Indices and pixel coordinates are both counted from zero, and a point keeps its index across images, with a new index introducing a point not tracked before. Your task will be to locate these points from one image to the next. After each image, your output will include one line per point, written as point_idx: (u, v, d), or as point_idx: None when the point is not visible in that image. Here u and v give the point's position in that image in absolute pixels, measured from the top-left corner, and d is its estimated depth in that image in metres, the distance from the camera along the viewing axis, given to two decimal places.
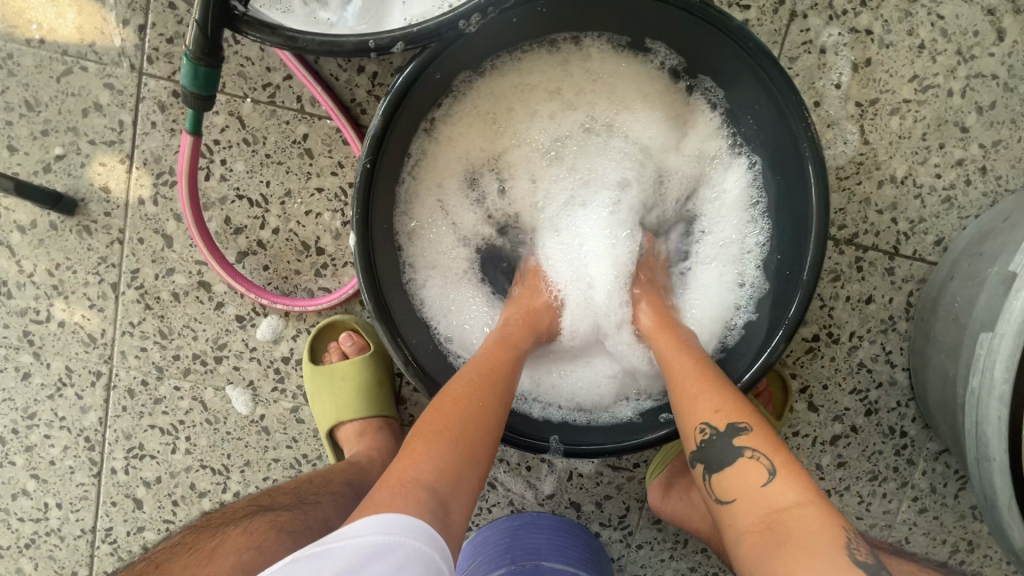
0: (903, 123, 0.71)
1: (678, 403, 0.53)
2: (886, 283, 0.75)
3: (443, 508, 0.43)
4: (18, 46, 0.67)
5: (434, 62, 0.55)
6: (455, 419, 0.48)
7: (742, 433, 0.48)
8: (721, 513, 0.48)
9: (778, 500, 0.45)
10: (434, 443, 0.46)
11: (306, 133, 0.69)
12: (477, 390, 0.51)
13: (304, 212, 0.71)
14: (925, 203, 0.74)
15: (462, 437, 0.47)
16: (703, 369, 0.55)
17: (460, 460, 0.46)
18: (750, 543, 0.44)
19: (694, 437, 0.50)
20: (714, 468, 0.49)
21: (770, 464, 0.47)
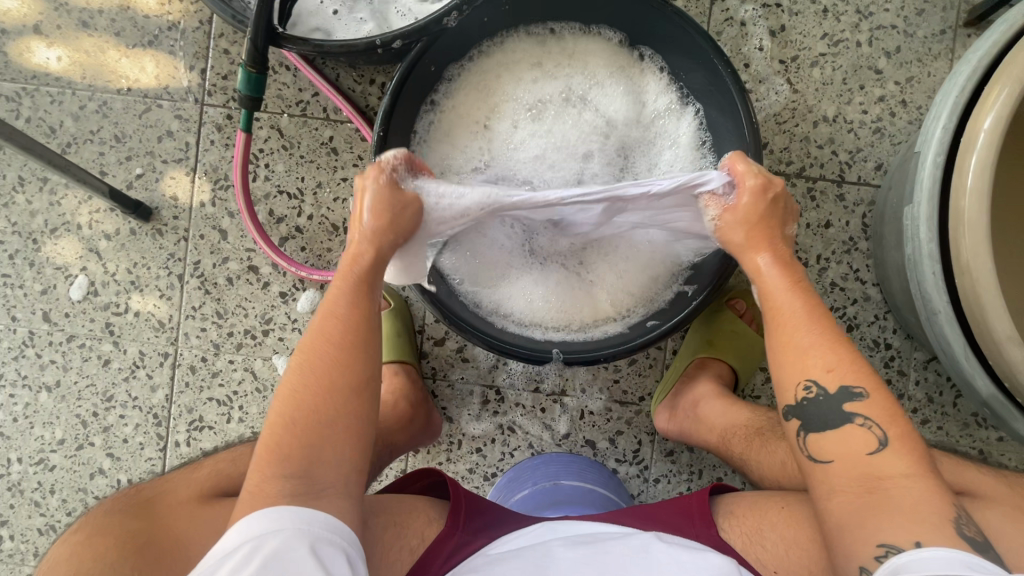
0: (824, 73, 0.85)
1: (781, 352, 0.54)
2: (839, 208, 0.85)
3: (313, 484, 0.46)
4: (111, 95, 0.86)
5: (427, 53, 0.72)
6: (298, 404, 0.49)
7: (848, 399, 0.50)
8: (810, 469, 0.51)
9: (884, 468, 0.47)
10: (274, 444, 0.47)
11: (332, 136, 0.85)
12: (313, 365, 0.51)
13: (332, 199, 0.86)
14: (859, 136, 0.85)
15: (303, 429, 0.48)
16: (813, 316, 0.54)
17: (302, 450, 0.47)
18: (846, 501, 0.48)
19: (797, 393, 0.52)
20: (812, 428, 0.51)
21: (882, 436, 0.48)
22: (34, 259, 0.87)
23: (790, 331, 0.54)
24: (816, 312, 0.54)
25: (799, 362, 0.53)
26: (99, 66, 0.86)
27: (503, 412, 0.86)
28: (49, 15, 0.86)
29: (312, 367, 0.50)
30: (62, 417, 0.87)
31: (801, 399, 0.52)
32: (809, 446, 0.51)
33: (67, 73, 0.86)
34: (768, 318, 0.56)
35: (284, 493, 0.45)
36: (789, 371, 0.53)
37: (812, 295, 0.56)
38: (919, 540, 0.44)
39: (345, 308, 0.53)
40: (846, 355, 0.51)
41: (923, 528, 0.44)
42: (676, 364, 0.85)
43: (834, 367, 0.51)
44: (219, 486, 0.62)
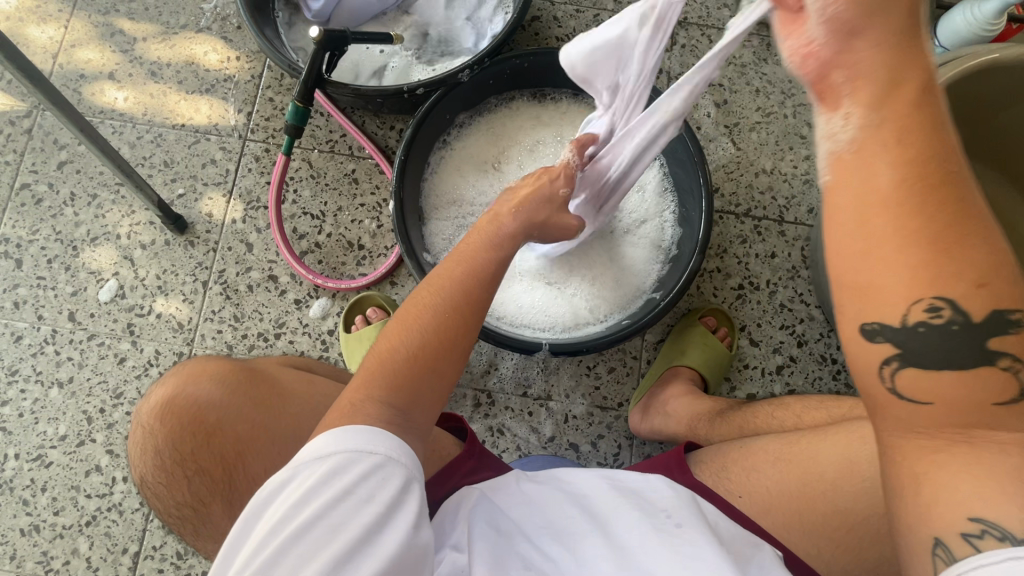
0: (760, 136, 1.05)
1: (906, 239, 0.32)
2: (782, 242, 1.01)
3: (402, 417, 0.49)
4: (166, 129, 1.01)
5: (443, 100, 0.89)
6: (412, 341, 0.52)
7: (998, 335, 0.33)
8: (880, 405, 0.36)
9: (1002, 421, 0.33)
10: (381, 368, 0.51)
11: (354, 168, 1.00)
12: (441, 304, 0.54)
13: (350, 221, 0.99)
14: (793, 185, 1.03)
15: (406, 361, 0.51)
16: (919, 214, 0.32)
17: (405, 379, 0.50)
18: (933, 455, 0.34)
19: (918, 312, 0.33)
20: (921, 362, 0.34)
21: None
22: (71, 263, 0.96)
23: (942, 206, 0.32)
24: (948, 191, 0.32)
25: (921, 273, 0.32)
26: (160, 106, 1.02)
27: (494, 414, 0.93)
28: (123, 65, 1.03)
29: (440, 304, 0.54)
30: (68, 413, 0.91)
31: (919, 323, 0.33)
32: (895, 377, 0.35)
33: (131, 110, 1.02)
34: (868, 204, 0.33)
35: (375, 413, 0.48)
36: (869, 279, 0.33)
37: (972, 191, 0.33)
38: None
39: (470, 268, 0.57)
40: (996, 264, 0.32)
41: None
42: (651, 372, 0.95)
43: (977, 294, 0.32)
44: (290, 364, 0.75)
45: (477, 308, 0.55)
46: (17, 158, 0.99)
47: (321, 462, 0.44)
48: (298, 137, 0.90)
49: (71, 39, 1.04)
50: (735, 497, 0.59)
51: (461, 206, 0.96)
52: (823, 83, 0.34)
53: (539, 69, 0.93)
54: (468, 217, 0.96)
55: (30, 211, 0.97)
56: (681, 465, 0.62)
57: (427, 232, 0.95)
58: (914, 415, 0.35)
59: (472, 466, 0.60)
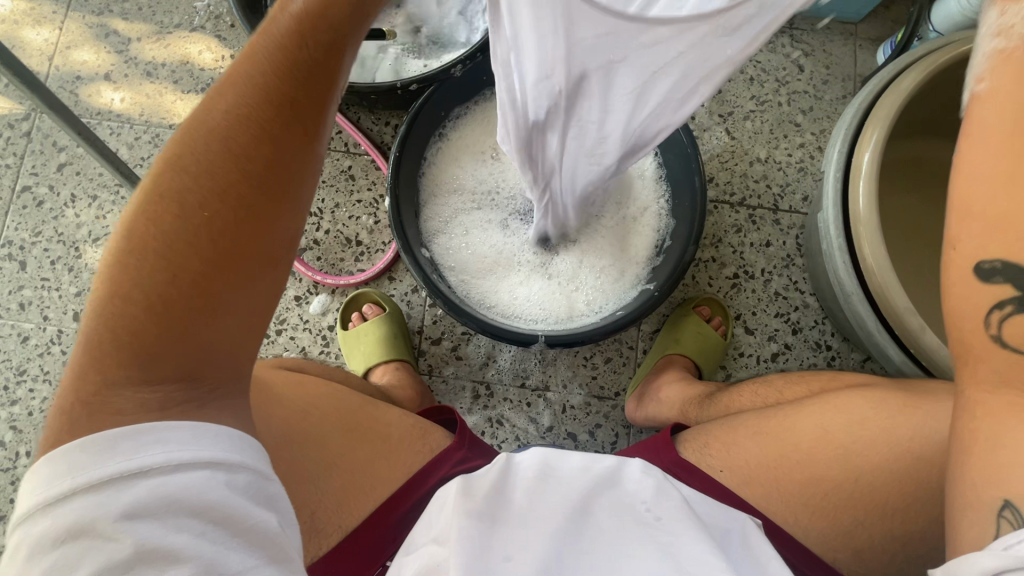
0: (754, 124, 1.05)
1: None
2: (777, 230, 1.02)
3: (187, 388, 0.41)
4: (163, 129, 1.02)
5: (437, 96, 0.89)
6: (145, 283, 0.40)
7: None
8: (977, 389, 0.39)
9: None
10: (119, 331, 0.40)
11: (350, 165, 1.01)
12: (174, 230, 0.41)
13: (347, 217, 1.00)
14: (787, 173, 1.04)
15: (147, 310, 0.40)
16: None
17: (153, 334, 0.40)
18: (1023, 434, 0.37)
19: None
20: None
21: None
22: (74, 264, 0.97)
23: None
24: None
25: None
26: (157, 106, 1.03)
27: (493, 406, 0.94)
28: (119, 66, 1.04)
29: (176, 225, 0.41)
30: None
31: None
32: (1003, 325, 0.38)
33: (128, 111, 1.02)
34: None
35: (136, 397, 0.40)
36: (967, 188, 0.38)
37: None
38: None
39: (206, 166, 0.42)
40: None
41: None
42: (647, 360, 0.96)
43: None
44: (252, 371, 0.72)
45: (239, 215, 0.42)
46: (17, 160, 1.00)
47: (82, 501, 0.36)
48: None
49: (66, 40, 1.04)
50: (717, 472, 0.59)
51: (464, 187, 0.97)
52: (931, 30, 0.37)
53: None
54: (475, 201, 0.97)
55: (31, 214, 0.99)
56: (668, 446, 0.63)
57: (431, 219, 0.95)
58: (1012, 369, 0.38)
59: (464, 454, 0.61)
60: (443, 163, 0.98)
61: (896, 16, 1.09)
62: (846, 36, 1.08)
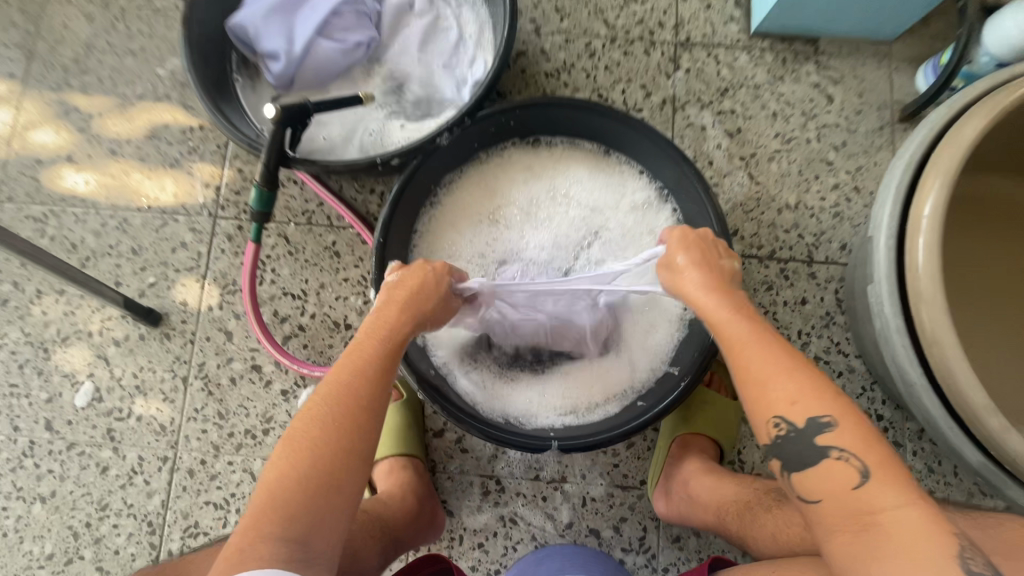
0: (781, 166, 0.94)
1: (749, 388, 0.54)
2: (813, 285, 0.90)
3: (305, 547, 0.47)
4: (131, 212, 0.94)
5: (420, 169, 0.80)
6: (313, 457, 0.49)
7: (818, 432, 0.49)
8: (807, 512, 0.50)
9: (873, 502, 0.46)
10: (281, 494, 0.48)
11: (334, 240, 0.92)
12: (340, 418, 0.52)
13: (334, 298, 0.91)
14: (821, 219, 0.92)
15: (310, 476, 0.49)
16: (794, 361, 0.53)
17: (313, 495, 0.48)
18: (841, 541, 0.47)
19: (768, 431, 0.52)
20: (793, 466, 0.51)
21: (861, 465, 0.47)
22: (43, 368, 0.90)
23: (767, 377, 0.53)
24: (782, 359, 0.54)
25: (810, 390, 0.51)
26: (123, 187, 0.94)
27: (505, 502, 0.85)
28: (81, 146, 0.96)
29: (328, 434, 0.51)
30: (54, 529, 0.86)
31: (774, 437, 0.52)
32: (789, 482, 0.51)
33: (93, 195, 0.94)
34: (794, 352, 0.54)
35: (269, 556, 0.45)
36: (766, 391, 0.52)
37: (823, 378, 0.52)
38: None
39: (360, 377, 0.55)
40: (815, 391, 0.51)
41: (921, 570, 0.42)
42: (660, 443, 0.85)
43: (893, 504, 0.45)
44: None
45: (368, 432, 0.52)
46: None
47: None
48: (268, 221, 0.82)
49: (24, 121, 0.97)
50: None
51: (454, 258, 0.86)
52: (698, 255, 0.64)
53: (526, 123, 0.84)
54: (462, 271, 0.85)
55: None
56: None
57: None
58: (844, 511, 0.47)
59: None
60: (427, 227, 0.86)
61: (936, 32, 0.96)
62: (879, 59, 0.96)
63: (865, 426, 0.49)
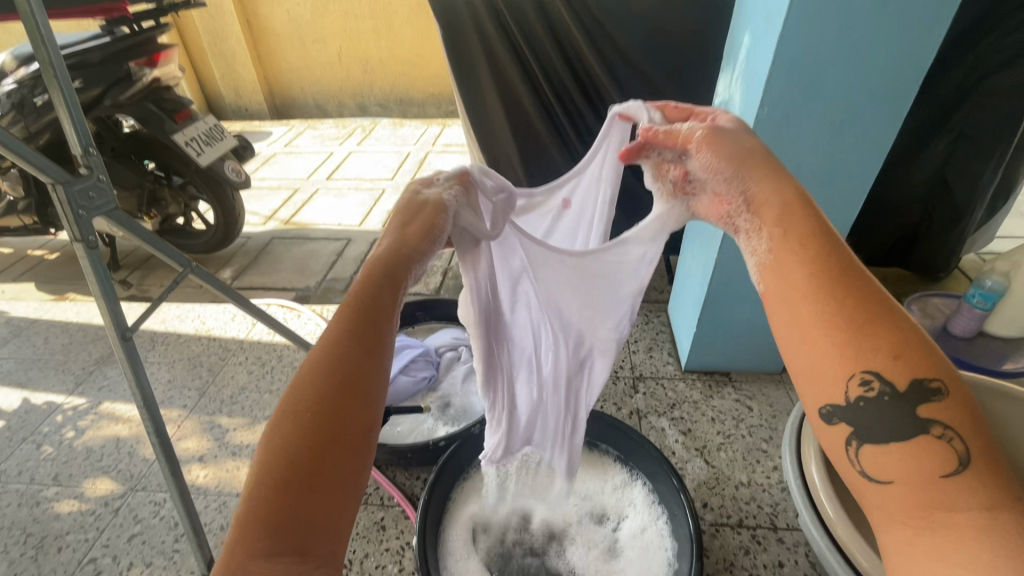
0: (727, 453, 1.24)
1: (813, 369, 0.56)
2: (784, 548, 1.06)
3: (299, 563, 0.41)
4: (231, 496, 1.22)
5: (456, 451, 1.12)
6: (291, 455, 0.44)
7: (923, 402, 0.52)
8: (876, 494, 0.53)
9: (965, 493, 0.48)
10: (266, 493, 0.42)
11: (383, 515, 1.16)
12: (314, 411, 0.47)
13: (375, 565, 1.07)
14: (772, 492, 1.16)
15: (297, 472, 0.44)
16: (869, 303, 0.54)
17: (295, 487, 0.43)
18: (912, 527, 0.49)
19: (857, 390, 0.54)
20: (868, 438, 0.55)
21: (964, 451, 0.50)
22: None
23: (869, 337, 0.53)
24: (864, 301, 0.54)
25: (896, 352, 0.53)
26: (231, 477, 1.26)
27: None
28: (212, 449, 1.33)
29: (308, 424, 0.46)
30: None
31: (863, 395, 0.54)
32: (861, 457, 0.55)
33: (206, 483, 1.25)
34: (874, 296, 0.54)
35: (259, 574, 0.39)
36: (834, 360, 0.54)
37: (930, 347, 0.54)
38: None
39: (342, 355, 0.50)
40: (919, 353, 0.53)
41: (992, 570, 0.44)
42: None
43: (982, 506, 0.47)
44: None
45: (358, 426, 0.48)
46: (95, 534, 1.15)
47: None
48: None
49: (179, 433, 1.37)
50: None
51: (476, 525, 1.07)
52: (733, 172, 0.61)
53: None
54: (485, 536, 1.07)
55: None
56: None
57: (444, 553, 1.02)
58: (906, 491, 0.51)
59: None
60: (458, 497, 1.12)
61: None
62: (775, 382, 1.41)
63: (966, 401, 0.52)
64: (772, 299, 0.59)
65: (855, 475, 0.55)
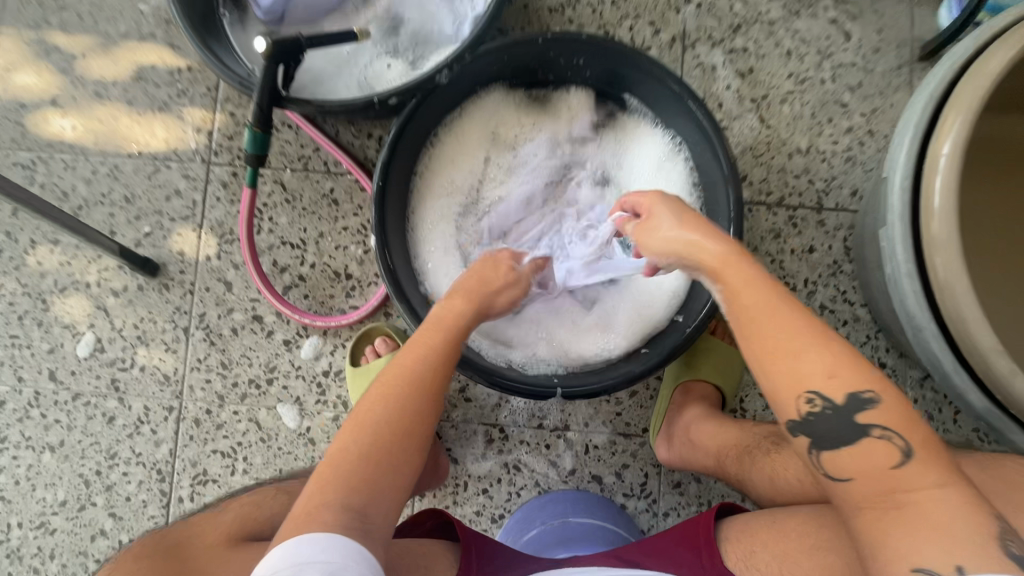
0: (793, 108, 0.90)
1: (783, 378, 0.48)
2: (821, 233, 0.89)
3: (361, 520, 0.52)
4: (122, 158, 0.91)
5: (417, 111, 0.77)
6: (370, 438, 0.56)
7: (869, 436, 0.46)
8: (831, 493, 0.48)
9: (909, 483, 0.44)
10: (351, 455, 0.55)
11: (332, 187, 0.89)
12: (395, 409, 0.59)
13: (334, 247, 0.89)
14: (832, 164, 0.90)
15: (374, 453, 0.56)
16: (823, 336, 0.48)
17: (373, 473, 0.55)
18: (868, 518, 0.45)
19: (801, 407, 0.47)
20: (824, 446, 0.48)
21: (906, 445, 0.45)
22: (42, 319, 0.89)
23: (809, 363, 0.47)
24: (811, 343, 0.48)
25: (849, 396, 0.46)
26: (111, 132, 0.91)
27: (509, 450, 0.87)
28: (65, 88, 0.92)
29: (387, 413, 0.58)
30: (64, 477, 0.87)
31: (806, 413, 0.47)
32: (826, 464, 0.47)
33: (80, 140, 0.91)
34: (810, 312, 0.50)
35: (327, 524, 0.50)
36: (807, 382, 0.47)
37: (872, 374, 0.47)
38: (958, 563, 0.41)
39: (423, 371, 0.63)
40: (876, 387, 0.46)
41: (956, 548, 0.41)
42: (662, 392, 0.86)
43: (935, 484, 0.43)
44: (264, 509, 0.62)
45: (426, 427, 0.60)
46: None
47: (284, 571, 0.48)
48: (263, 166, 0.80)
49: (3, 61, 0.92)
50: None
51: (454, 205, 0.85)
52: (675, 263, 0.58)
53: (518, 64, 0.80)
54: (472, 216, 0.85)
55: None
56: (709, 545, 0.64)
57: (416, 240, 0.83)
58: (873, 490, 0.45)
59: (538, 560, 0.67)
60: (428, 170, 0.84)
61: None
62: None
63: (926, 430, 0.46)
64: (756, 365, 0.50)
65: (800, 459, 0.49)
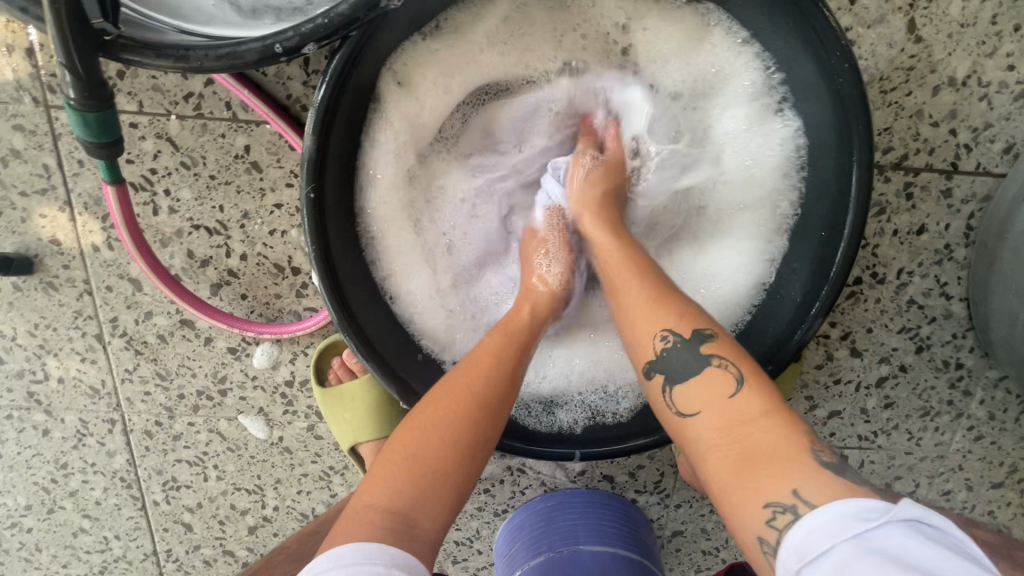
0: (964, 7, 0.58)
1: (628, 316, 0.47)
2: (942, 208, 0.64)
3: (400, 519, 0.41)
4: None
5: (360, 54, 0.47)
6: (431, 425, 0.45)
7: (708, 352, 0.43)
8: (679, 424, 0.43)
9: (745, 409, 0.40)
10: (408, 444, 0.44)
11: (247, 145, 0.60)
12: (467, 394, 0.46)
13: (268, 233, 0.64)
14: (992, 104, 0.61)
15: (435, 442, 0.44)
16: (664, 289, 0.47)
17: (429, 467, 0.43)
18: (719, 458, 0.39)
19: (654, 344, 0.44)
20: (674, 379, 0.43)
21: (739, 372, 0.41)
22: None
23: (630, 288, 0.48)
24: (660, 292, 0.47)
25: (689, 318, 0.44)
26: None
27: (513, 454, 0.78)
28: None
29: (458, 392, 0.47)
30: (19, 485, 0.79)
31: (658, 351, 0.44)
32: (675, 399, 0.43)
33: None
34: (679, 292, 0.47)
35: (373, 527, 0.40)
36: (656, 323, 0.45)
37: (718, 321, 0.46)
38: (797, 487, 0.36)
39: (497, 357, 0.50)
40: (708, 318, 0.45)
41: (792, 470, 0.37)
42: None
43: (769, 410, 0.40)
44: None
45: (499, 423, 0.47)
46: None
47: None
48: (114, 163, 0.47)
49: None
50: None
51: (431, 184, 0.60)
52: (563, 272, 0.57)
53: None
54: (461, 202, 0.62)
55: None
56: None
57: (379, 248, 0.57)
58: (724, 414, 0.40)
59: None
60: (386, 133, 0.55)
61: None
62: None
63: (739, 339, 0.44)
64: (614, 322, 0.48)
65: (653, 401, 0.45)
